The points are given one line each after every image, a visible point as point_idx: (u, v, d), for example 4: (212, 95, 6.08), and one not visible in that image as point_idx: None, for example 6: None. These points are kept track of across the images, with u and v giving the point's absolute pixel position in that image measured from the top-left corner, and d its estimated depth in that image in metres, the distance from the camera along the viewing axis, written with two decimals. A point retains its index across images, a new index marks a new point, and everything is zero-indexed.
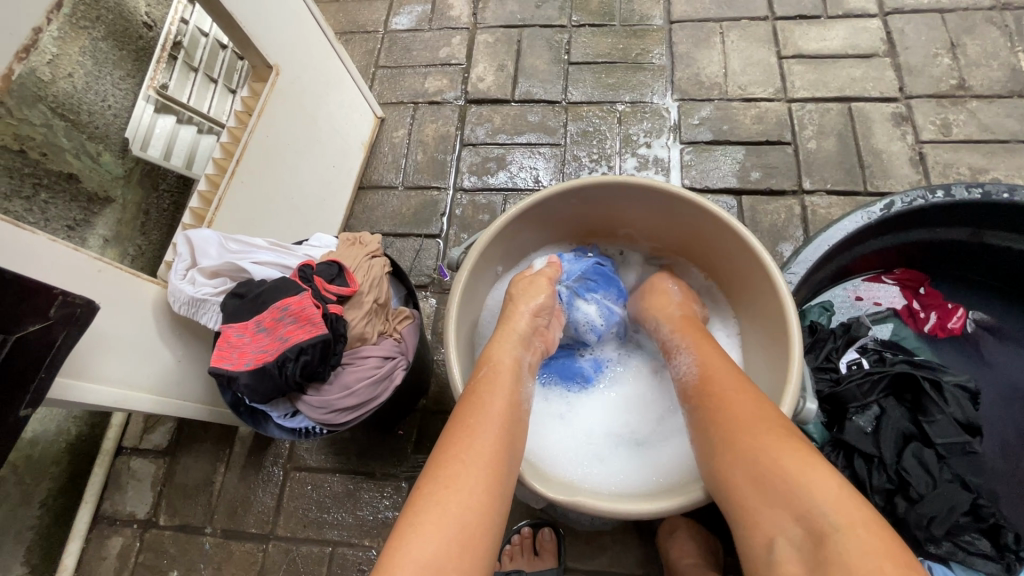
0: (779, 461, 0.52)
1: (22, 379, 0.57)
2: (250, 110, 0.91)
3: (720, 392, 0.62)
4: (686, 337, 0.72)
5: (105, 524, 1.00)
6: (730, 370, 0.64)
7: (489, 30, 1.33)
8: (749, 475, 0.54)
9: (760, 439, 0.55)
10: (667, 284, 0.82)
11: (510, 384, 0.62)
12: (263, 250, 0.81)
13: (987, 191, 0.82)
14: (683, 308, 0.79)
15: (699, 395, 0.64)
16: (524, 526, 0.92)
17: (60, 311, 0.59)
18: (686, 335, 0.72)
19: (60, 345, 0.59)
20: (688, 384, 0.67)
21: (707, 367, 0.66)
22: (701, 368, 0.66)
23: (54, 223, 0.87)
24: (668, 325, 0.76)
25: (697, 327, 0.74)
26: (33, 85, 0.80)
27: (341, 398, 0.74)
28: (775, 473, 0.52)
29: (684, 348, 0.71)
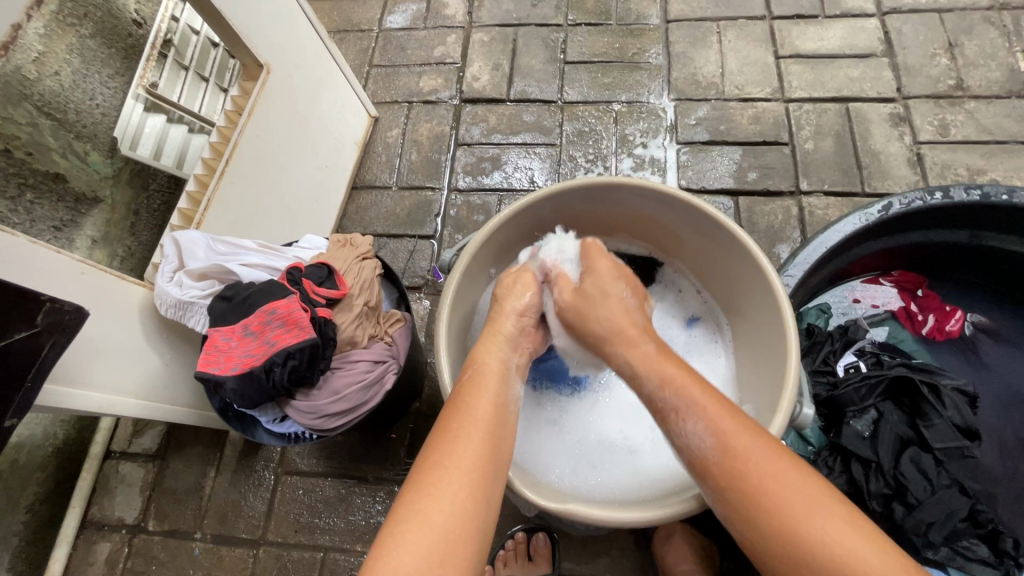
0: (836, 537, 0.47)
1: (9, 388, 0.55)
2: (240, 109, 0.90)
3: (748, 456, 0.52)
4: (684, 394, 0.57)
5: (93, 529, 0.98)
6: (750, 427, 0.54)
7: (484, 29, 1.32)
8: (799, 552, 0.48)
9: (810, 509, 0.49)
10: (623, 294, 0.70)
11: (496, 387, 0.61)
12: (252, 252, 0.80)
13: (985, 192, 0.81)
14: (653, 337, 0.66)
15: (717, 470, 0.52)
16: (518, 531, 0.90)
17: (48, 317, 0.57)
18: (678, 389, 0.58)
19: (48, 353, 0.57)
20: (704, 459, 0.53)
21: (726, 436, 0.53)
22: (720, 437, 0.53)
23: (40, 224, 0.85)
24: (651, 372, 0.61)
25: (680, 367, 0.61)
26: (18, 84, 0.77)
27: (330, 403, 0.73)
28: (833, 550, 0.47)
29: (684, 415, 0.56)
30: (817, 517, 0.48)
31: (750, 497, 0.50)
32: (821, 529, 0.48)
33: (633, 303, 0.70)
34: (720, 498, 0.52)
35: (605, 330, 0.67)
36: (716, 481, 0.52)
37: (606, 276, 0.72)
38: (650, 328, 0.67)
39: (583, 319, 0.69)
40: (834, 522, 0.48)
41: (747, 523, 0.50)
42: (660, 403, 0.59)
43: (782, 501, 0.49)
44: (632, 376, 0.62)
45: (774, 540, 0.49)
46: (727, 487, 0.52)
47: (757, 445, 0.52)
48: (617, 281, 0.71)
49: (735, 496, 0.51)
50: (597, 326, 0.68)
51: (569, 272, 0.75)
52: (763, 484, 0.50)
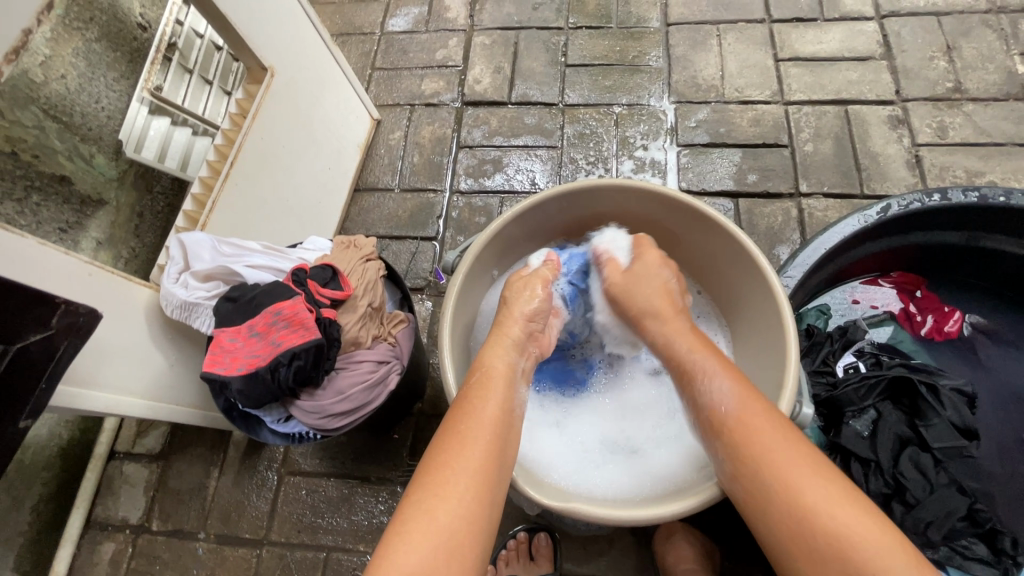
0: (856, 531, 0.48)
1: (23, 390, 0.56)
2: (245, 112, 0.91)
3: (770, 437, 0.54)
4: (711, 358, 0.62)
5: (97, 529, 0.99)
6: (773, 411, 0.56)
7: (486, 32, 1.32)
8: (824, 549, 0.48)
9: (832, 503, 0.49)
10: (666, 277, 0.74)
11: (503, 390, 0.61)
12: (256, 254, 0.80)
13: (982, 194, 0.82)
14: (687, 315, 0.71)
15: (736, 433, 0.55)
16: (520, 530, 0.91)
17: (62, 320, 0.58)
18: (709, 355, 0.62)
19: (62, 355, 0.58)
20: (723, 417, 0.57)
21: (748, 402, 0.56)
22: (743, 403, 0.57)
23: (46, 226, 0.86)
24: (682, 341, 0.66)
25: (710, 343, 0.65)
26: (25, 86, 0.78)
27: (335, 403, 0.74)
28: (860, 549, 0.47)
29: (711, 371, 0.60)
30: (842, 511, 0.49)
31: (776, 483, 0.51)
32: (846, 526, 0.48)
33: (676, 287, 0.74)
34: (742, 475, 0.54)
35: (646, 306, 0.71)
36: (737, 447, 0.55)
37: (653, 261, 0.75)
38: (686, 309, 0.72)
39: (626, 296, 0.74)
40: (859, 522, 0.48)
41: (771, 516, 0.51)
42: (689, 363, 0.63)
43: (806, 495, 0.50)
44: (665, 343, 0.67)
45: (801, 535, 0.49)
46: (748, 474, 0.53)
47: (780, 426, 0.54)
48: (663, 266, 0.75)
49: (756, 480, 0.53)
50: (639, 304, 0.72)
51: (621, 257, 0.78)
52: (789, 475, 0.51)
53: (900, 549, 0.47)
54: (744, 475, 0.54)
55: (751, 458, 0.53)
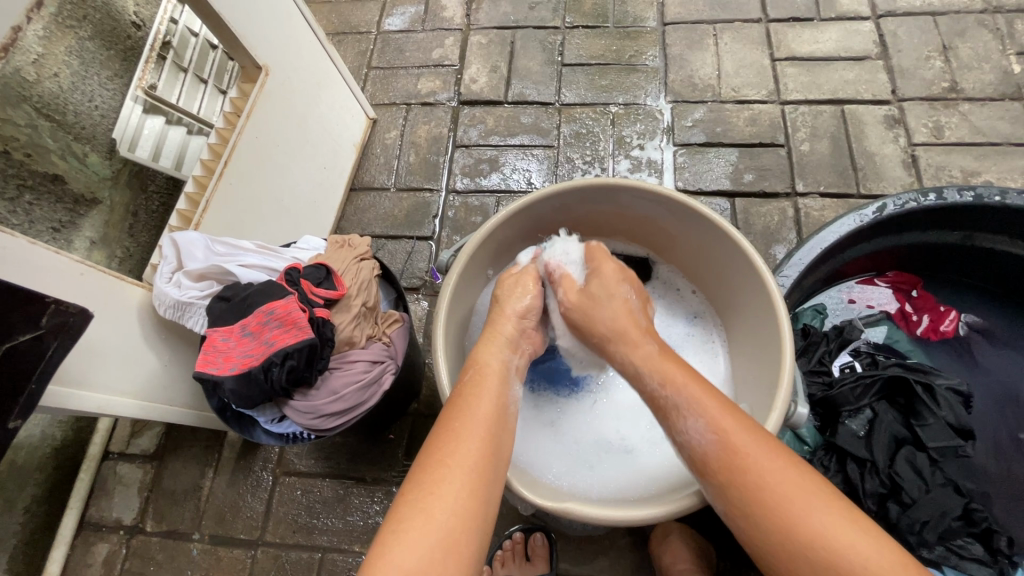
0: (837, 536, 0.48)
1: (14, 389, 0.56)
2: (239, 111, 0.90)
3: (746, 457, 0.52)
4: (684, 392, 0.58)
5: (91, 530, 0.98)
6: (751, 425, 0.55)
7: (483, 31, 1.32)
8: (808, 558, 0.48)
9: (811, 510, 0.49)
10: (626, 296, 0.70)
11: (497, 387, 0.61)
12: (250, 252, 0.80)
13: (978, 194, 0.82)
14: (656, 338, 0.66)
15: (714, 465, 0.53)
16: (516, 531, 0.91)
17: (52, 319, 0.58)
18: (681, 387, 0.58)
19: (52, 354, 0.58)
20: (702, 452, 0.54)
21: (725, 430, 0.54)
22: (718, 432, 0.54)
23: (39, 225, 0.85)
24: (651, 371, 0.61)
25: (682, 368, 0.61)
26: (17, 85, 0.79)
27: (329, 403, 0.73)
28: (841, 555, 0.47)
29: (684, 409, 0.57)
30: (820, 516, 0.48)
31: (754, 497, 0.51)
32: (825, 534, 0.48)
33: (637, 305, 0.70)
34: (725, 499, 0.53)
35: (609, 331, 0.67)
36: (720, 476, 0.53)
37: (611, 279, 0.72)
38: (652, 329, 0.68)
39: (586, 321, 0.69)
40: (838, 527, 0.48)
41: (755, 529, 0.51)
42: (662, 398, 0.59)
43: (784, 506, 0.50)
44: (634, 373, 0.63)
45: (782, 545, 0.49)
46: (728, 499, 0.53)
47: (756, 441, 0.53)
48: (622, 283, 0.71)
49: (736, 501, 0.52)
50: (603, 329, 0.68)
51: (573, 272, 0.75)
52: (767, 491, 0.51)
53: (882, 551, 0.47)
54: (726, 496, 0.53)
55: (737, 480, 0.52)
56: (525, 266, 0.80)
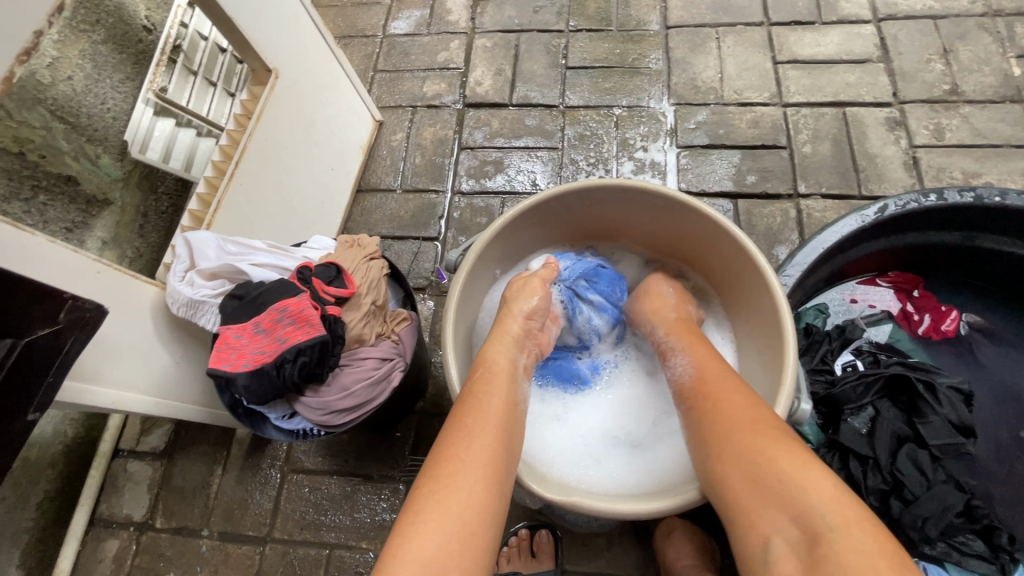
0: (769, 458, 0.53)
1: (31, 383, 0.57)
2: (249, 114, 0.92)
3: (713, 394, 0.62)
4: (680, 340, 0.72)
5: (102, 526, 0.99)
6: (726, 373, 0.64)
7: (487, 34, 1.34)
8: (748, 477, 0.53)
9: (751, 433, 0.56)
10: (662, 287, 0.82)
11: (507, 385, 0.62)
12: (261, 252, 0.82)
13: (979, 194, 0.83)
14: (679, 310, 0.78)
15: (691, 393, 0.66)
16: (522, 528, 0.92)
17: (69, 315, 0.59)
18: (680, 337, 0.73)
19: (69, 350, 0.59)
20: (683, 383, 0.68)
21: (702, 368, 0.67)
22: (698, 368, 0.67)
23: (52, 225, 0.87)
24: (661, 327, 0.76)
25: (693, 331, 0.74)
26: (32, 88, 0.81)
27: (339, 399, 0.75)
28: (776, 477, 0.52)
29: (677, 349, 0.72)
30: (760, 441, 0.54)
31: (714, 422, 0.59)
32: (762, 453, 0.53)
33: (672, 296, 0.80)
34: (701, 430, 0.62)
35: (641, 305, 0.81)
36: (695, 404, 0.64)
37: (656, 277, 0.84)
38: (687, 309, 0.79)
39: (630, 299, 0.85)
40: (776, 451, 0.53)
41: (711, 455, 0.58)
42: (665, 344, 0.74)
43: (732, 430, 0.57)
44: (650, 332, 0.78)
45: (729, 467, 0.55)
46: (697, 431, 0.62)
47: (726, 382, 0.63)
48: (663, 278, 0.83)
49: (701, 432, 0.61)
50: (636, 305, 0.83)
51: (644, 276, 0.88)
52: (723, 420, 0.59)
53: (813, 475, 0.51)
54: (695, 427, 0.63)
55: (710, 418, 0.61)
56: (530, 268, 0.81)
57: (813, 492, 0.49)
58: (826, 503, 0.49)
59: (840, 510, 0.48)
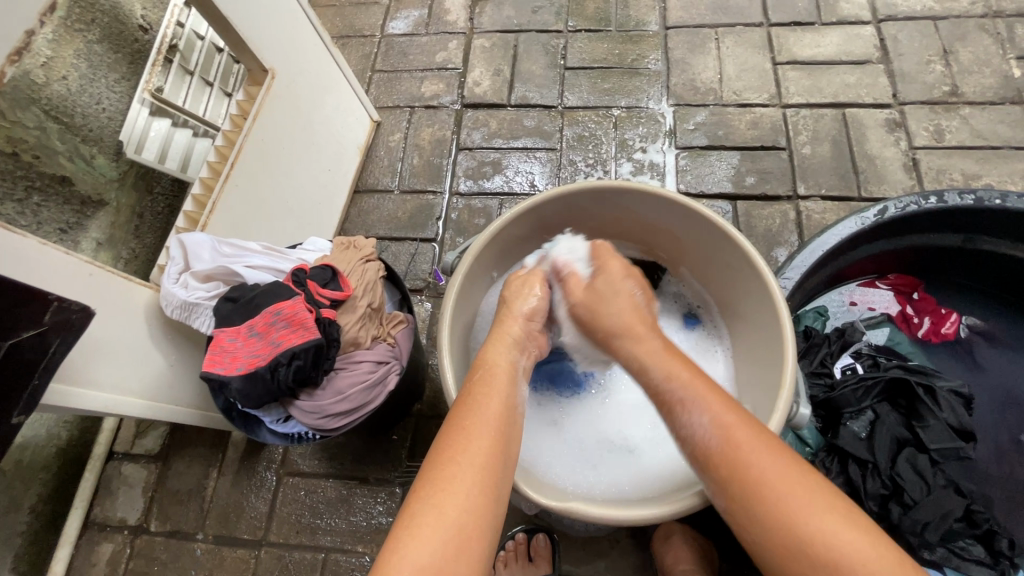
0: (856, 558, 0.47)
1: (16, 385, 0.56)
2: (246, 114, 0.91)
3: (753, 475, 0.52)
4: (688, 386, 0.59)
5: (96, 530, 0.99)
6: (766, 442, 0.54)
7: (486, 34, 1.33)
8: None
9: (828, 532, 0.48)
10: (631, 291, 0.72)
11: (505, 386, 0.62)
12: (256, 254, 0.81)
13: (979, 197, 0.83)
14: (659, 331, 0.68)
15: (720, 464, 0.54)
16: (519, 532, 0.91)
17: (55, 316, 0.58)
18: (684, 382, 0.60)
19: (55, 352, 0.58)
20: (707, 450, 0.55)
21: (732, 431, 0.55)
22: (728, 433, 0.55)
23: (46, 226, 0.86)
24: (657, 366, 0.63)
25: (686, 362, 0.63)
26: (26, 87, 0.79)
27: (334, 403, 0.74)
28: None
29: (691, 401, 0.58)
30: (833, 528, 0.49)
31: (758, 502, 0.51)
32: (849, 554, 0.47)
33: (641, 299, 0.72)
34: (725, 494, 0.54)
35: (614, 326, 0.68)
36: (719, 472, 0.54)
37: (616, 276, 0.73)
38: (658, 324, 0.69)
39: (595, 317, 0.70)
40: (862, 549, 0.47)
41: (773, 551, 0.50)
42: (666, 392, 0.60)
43: (801, 526, 0.49)
44: (639, 367, 0.64)
45: (789, 550, 0.49)
46: (735, 514, 0.53)
47: (766, 459, 0.53)
48: (626, 280, 0.72)
49: (747, 518, 0.52)
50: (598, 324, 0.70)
51: (580, 269, 0.75)
52: (786, 512, 0.50)
53: (902, 572, 0.47)
54: (732, 505, 0.53)
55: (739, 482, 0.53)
56: (526, 267, 0.80)
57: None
58: None
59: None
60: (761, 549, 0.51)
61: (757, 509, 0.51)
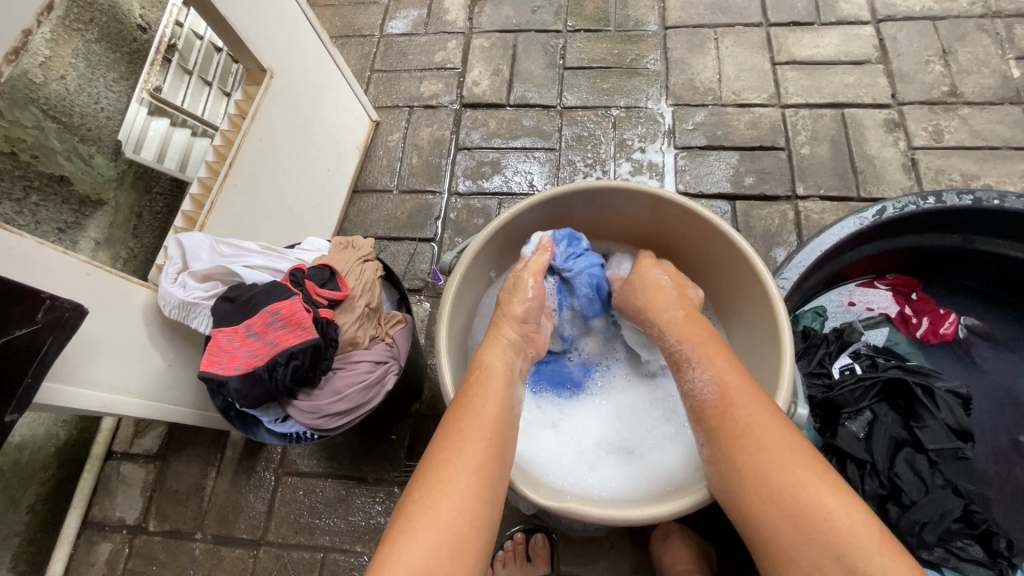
0: (824, 512, 0.50)
1: (8, 385, 0.56)
2: (244, 114, 0.91)
3: (737, 428, 0.56)
4: (698, 348, 0.65)
5: (94, 529, 0.99)
6: (755, 397, 0.58)
7: (485, 34, 1.33)
8: (797, 530, 0.50)
9: (800, 483, 0.52)
10: (658, 277, 0.75)
11: (502, 388, 0.61)
12: (255, 254, 0.81)
13: (977, 197, 0.83)
14: (683, 305, 0.72)
15: (712, 415, 0.59)
16: (517, 532, 0.91)
17: (48, 315, 0.58)
18: (695, 344, 0.65)
19: (48, 349, 0.58)
20: (704, 402, 0.60)
21: (730, 385, 0.59)
22: (723, 387, 0.59)
23: (45, 226, 0.86)
24: (673, 332, 0.68)
25: (703, 330, 0.67)
26: (24, 87, 0.79)
27: (332, 403, 0.74)
28: (830, 533, 0.49)
29: (693, 359, 0.64)
30: (815, 489, 0.51)
31: (746, 452, 0.55)
32: (817, 506, 0.50)
33: (672, 285, 0.75)
34: (718, 444, 0.58)
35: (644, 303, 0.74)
36: (717, 421, 0.59)
37: (644, 266, 0.78)
38: (686, 302, 0.73)
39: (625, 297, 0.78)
40: (831, 503, 0.50)
41: (747, 500, 0.54)
42: (676, 353, 0.66)
43: (775, 477, 0.53)
44: (659, 335, 0.70)
45: (771, 506, 0.52)
46: (718, 465, 0.57)
47: (753, 411, 0.57)
48: (654, 267, 0.77)
49: (727, 468, 0.56)
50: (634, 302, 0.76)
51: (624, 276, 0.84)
52: (763, 463, 0.54)
53: (869, 531, 0.48)
54: (717, 453, 0.57)
55: (731, 431, 0.57)
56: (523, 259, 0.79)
57: (869, 550, 0.47)
58: (884, 563, 0.47)
59: (897, 566, 0.47)
60: (735, 498, 0.55)
61: (738, 459, 0.55)
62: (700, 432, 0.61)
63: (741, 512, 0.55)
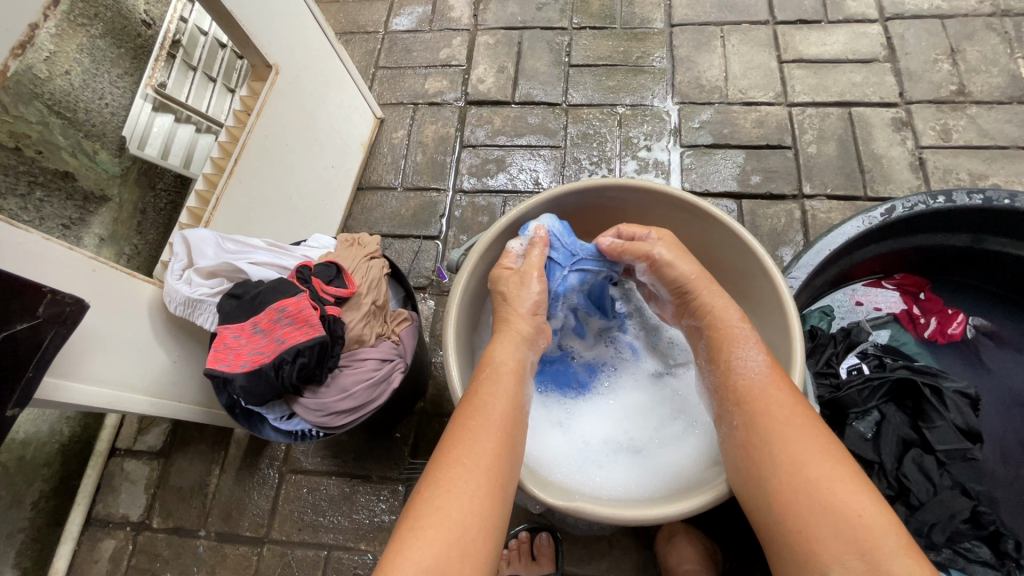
0: (854, 509, 0.50)
1: (10, 378, 0.56)
2: (249, 109, 0.90)
3: (777, 418, 0.57)
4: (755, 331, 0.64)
5: (98, 526, 0.99)
6: (796, 392, 0.59)
7: (490, 31, 1.33)
8: (826, 524, 0.50)
9: (833, 478, 0.52)
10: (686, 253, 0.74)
11: (513, 387, 0.61)
12: (260, 251, 0.80)
13: (988, 197, 0.82)
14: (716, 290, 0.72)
15: (755, 398, 0.59)
16: (522, 530, 0.92)
17: (48, 309, 0.58)
18: (750, 326, 0.64)
19: (49, 344, 0.58)
20: (750, 384, 0.60)
21: (778, 374, 0.59)
22: (772, 375, 0.59)
23: (49, 222, 0.85)
24: (734, 311, 0.66)
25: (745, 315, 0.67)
26: (29, 82, 0.80)
27: (339, 400, 0.74)
28: (861, 529, 0.49)
29: (750, 338, 0.63)
30: (844, 486, 0.52)
31: (781, 447, 0.55)
32: (846, 503, 0.51)
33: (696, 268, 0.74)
34: (748, 437, 0.58)
35: (691, 275, 0.68)
36: (755, 411, 0.58)
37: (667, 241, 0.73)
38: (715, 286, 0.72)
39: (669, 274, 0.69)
40: (861, 500, 0.51)
41: (775, 492, 0.54)
42: (734, 328, 0.64)
43: (808, 470, 0.53)
44: (719, 311, 0.66)
45: (799, 502, 0.52)
46: (748, 457, 0.57)
47: (795, 404, 0.57)
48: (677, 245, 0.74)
49: (760, 457, 0.56)
50: (681, 278, 0.68)
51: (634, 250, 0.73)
52: (797, 456, 0.54)
53: (895, 532, 0.49)
54: (752, 440, 0.57)
55: (766, 423, 0.57)
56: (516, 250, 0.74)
57: (895, 548, 0.48)
58: (907, 563, 0.47)
59: (918, 566, 0.48)
60: (763, 488, 0.55)
61: (776, 450, 0.55)
62: (736, 416, 0.60)
63: (764, 508, 0.55)
